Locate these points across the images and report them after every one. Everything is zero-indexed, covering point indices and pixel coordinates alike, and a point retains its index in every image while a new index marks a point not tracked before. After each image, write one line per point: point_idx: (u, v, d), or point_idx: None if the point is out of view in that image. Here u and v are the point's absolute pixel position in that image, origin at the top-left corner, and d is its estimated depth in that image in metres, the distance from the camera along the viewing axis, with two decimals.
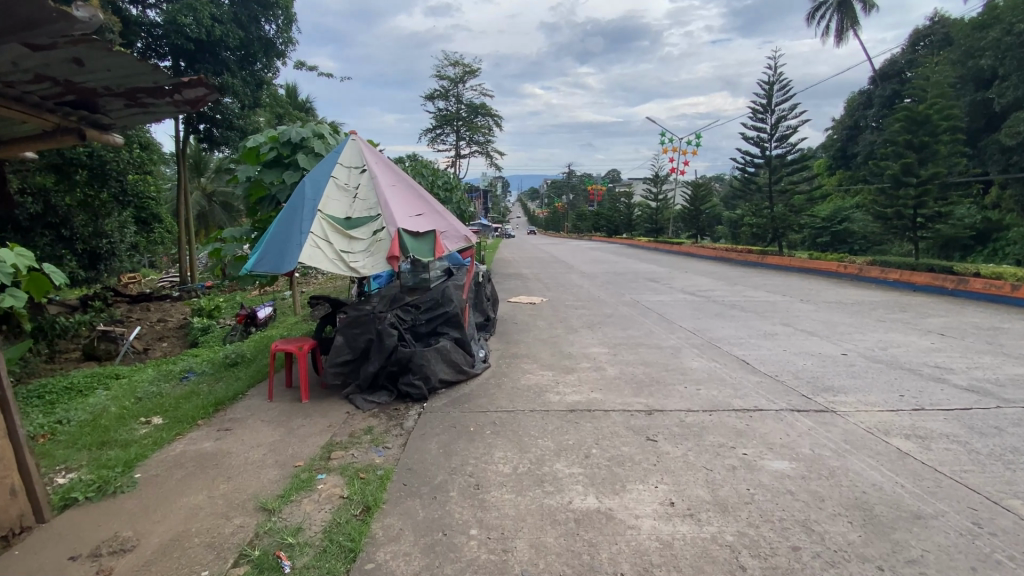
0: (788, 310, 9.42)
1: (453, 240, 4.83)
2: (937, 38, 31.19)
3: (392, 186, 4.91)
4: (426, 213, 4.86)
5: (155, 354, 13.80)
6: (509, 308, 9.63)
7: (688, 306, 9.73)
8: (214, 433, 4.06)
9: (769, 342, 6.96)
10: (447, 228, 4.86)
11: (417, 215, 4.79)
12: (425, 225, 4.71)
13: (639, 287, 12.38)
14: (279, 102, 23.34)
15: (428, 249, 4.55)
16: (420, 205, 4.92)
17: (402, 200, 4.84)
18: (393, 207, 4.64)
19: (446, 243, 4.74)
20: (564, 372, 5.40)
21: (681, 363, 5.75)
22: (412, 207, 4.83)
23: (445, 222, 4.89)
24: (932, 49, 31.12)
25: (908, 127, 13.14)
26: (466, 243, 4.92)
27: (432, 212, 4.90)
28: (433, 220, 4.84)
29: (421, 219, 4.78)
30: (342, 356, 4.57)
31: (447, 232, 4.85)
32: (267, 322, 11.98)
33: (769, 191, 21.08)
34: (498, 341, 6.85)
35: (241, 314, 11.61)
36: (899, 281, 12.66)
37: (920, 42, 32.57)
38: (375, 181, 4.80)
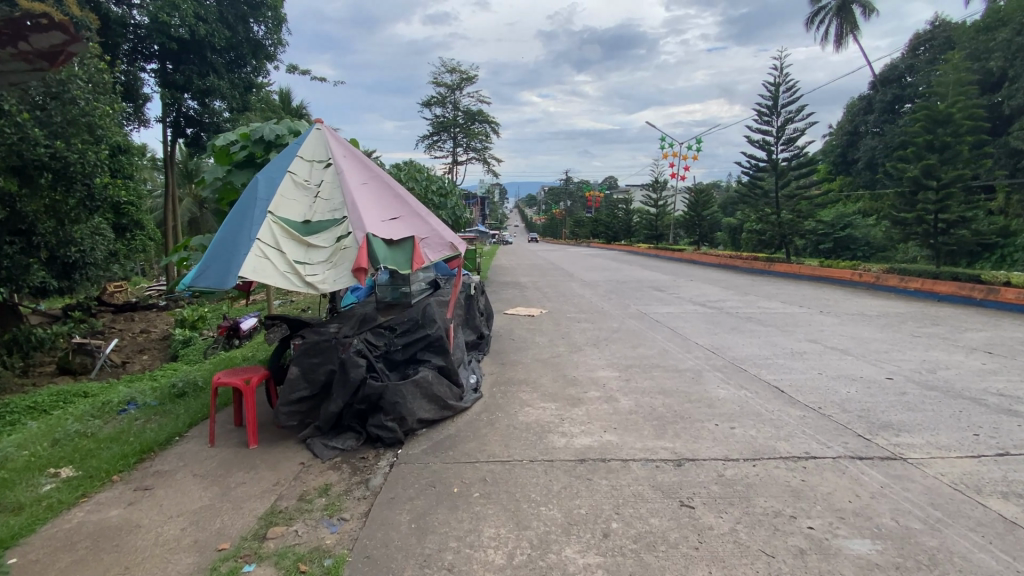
0: (810, 324, 8.60)
1: (436, 249, 3.97)
2: (939, 41, 30.68)
3: (364, 183, 4.07)
4: (403, 216, 4.01)
5: (134, 367, 12.75)
6: (505, 322, 8.79)
7: (701, 320, 8.91)
8: (129, 496, 3.20)
9: (800, 362, 6.13)
10: (429, 235, 4.00)
11: (393, 217, 3.94)
12: (402, 230, 3.86)
13: (645, 298, 11.58)
14: (272, 106, 22.60)
15: (404, 261, 3.69)
16: (398, 206, 4.06)
17: (375, 201, 3.99)
18: (361, 208, 3.79)
19: (427, 252, 3.88)
20: (569, 403, 4.55)
21: (706, 392, 4.92)
22: (387, 208, 3.99)
23: (428, 226, 4.04)
24: (935, 52, 30.61)
25: (927, 127, 12.54)
26: (453, 253, 4.06)
27: (411, 214, 4.04)
28: (411, 223, 3.99)
29: (397, 222, 3.93)
30: (299, 391, 3.72)
31: (430, 239, 3.99)
32: (250, 336, 11.10)
33: (775, 196, 20.38)
34: (493, 362, 6.01)
35: (224, 326, 10.72)
36: (921, 291, 11.88)
37: (921, 46, 32.02)
38: (342, 177, 3.97)
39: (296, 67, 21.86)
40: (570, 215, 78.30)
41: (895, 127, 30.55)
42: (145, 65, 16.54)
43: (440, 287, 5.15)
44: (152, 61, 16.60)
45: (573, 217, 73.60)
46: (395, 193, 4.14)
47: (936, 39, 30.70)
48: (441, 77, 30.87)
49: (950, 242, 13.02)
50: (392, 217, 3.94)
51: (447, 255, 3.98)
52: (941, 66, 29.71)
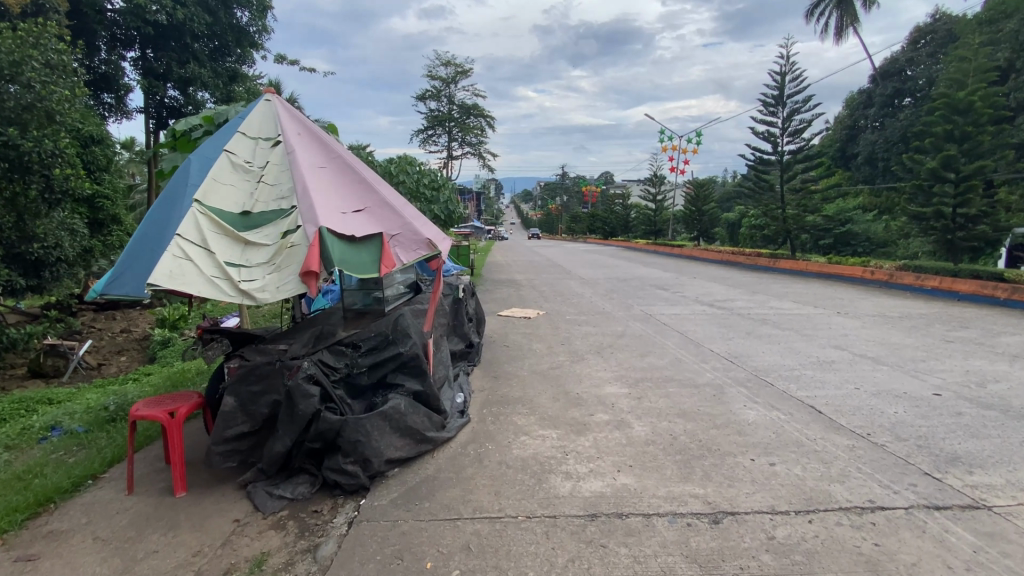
0: (830, 326, 7.91)
1: (412, 246, 3.15)
2: (941, 34, 30.00)
3: (323, 166, 3.32)
4: (369, 207, 3.23)
5: (110, 372, 11.81)
6: (500, 325, 8.04)
7: (711, 322, 8.20)
8: (3, 572, 2.44)
9: (831, 375, 5.42)
10: (403, 229, 3.19)
11: (358, 209, 3.16)
12: (364, 224, 3.08)
13: (648, 297, 10.89)
14: None
15: (369, 264, 2.93)
16: (365, 195, 3.28)
17: (336, 189, 3.23)
18: (314, 197, 3.03)
19: (398, 252, 3.08)
20: (573, 431, 3.81)
21: (734, 413, 4.20)
22: (350, 199, 3.22)
23: (401, 220, 3.23)
24: (935, 46, 30.00)
25: (945, 116, 11.85)
26: (434, 252, 3.24)
27: (381, 205, 3.25)
28: (379, 216, 3.20)
29: (363, 215, 3.16)
30: (236, 426, 2.97)
31: (404, 235, 3.18)
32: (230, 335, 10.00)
33: (780, 190, 19.69)
34: (484, 374, 5.27)
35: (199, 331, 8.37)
36: (938, 290, 11.23)
37: (922, 40, 31.33)
38: (295, 158, 3.21)
39: (285, 58, 21.00)
40: (566, 210, 77.58)
41: (897, 121, 29.92)
42: (126, 53, 15.60)
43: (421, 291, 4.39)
44: (132, 49, 15.64)
45: (569, 213, 72.92)
46: (363, 179, 3.36)
47: (936, 32, 30.03)
48: (435, 70, 29.98)
49: (967, 238, 12.37)
50: (357, 209, 3.17)
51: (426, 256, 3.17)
52: (943, 59, 29.10)
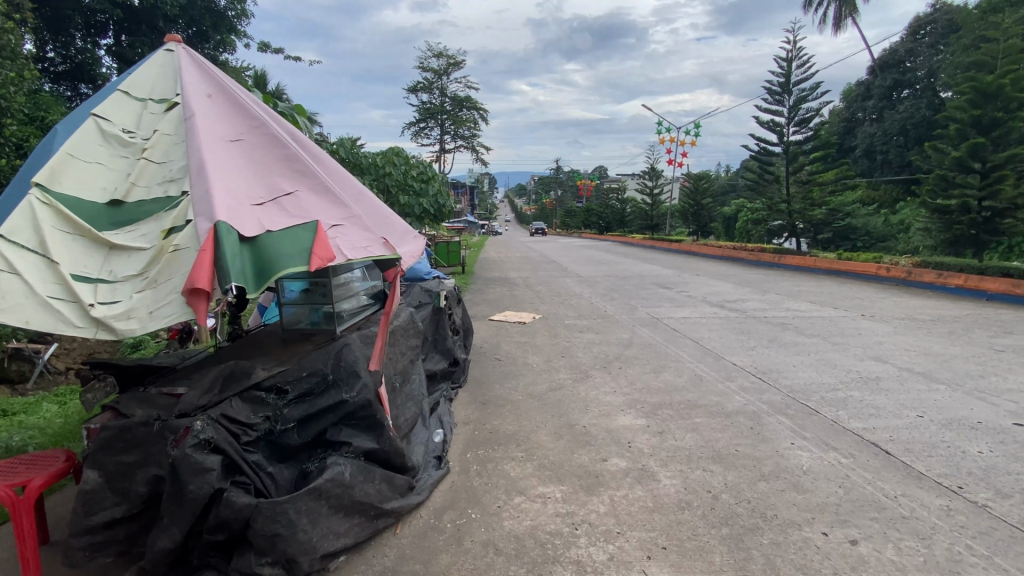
0: (859, 333, 7.07)
1: (362, 243, 2.35)
2: (943, 25, 29.20)
3: (240, 138, 2.45)
4: (303, 190, 2.39)
5: None
6: (490, 332, 7.13)
7: (725, 327, 7.34)
8: None
9: (883, 397, 4.58)
10: (348, 221, 2.38)
11: (287, 193, 2.32)
12: (294, 211, 2.23)
13: (652, 297, 10.01)
14: None
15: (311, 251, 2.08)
16: (296, 178, 2.44)
17: (256, 168, 2.37)
18: (220, 178, 2.16)
19: (341, 246, 2.25)
20: (582, 487, 2.93)
21: (785, 457, 3.32)
22: (276, 180, 2.37)
23: (346, 212, 2.42)
24: (935, 37, 29.10)
25: (973, 101, 11.11)
26: (392, 251, 2.44)
27: (318, 192, 2.42)
28: (315, 202, 2.36)
29: (293, 201, 2.31)
30: (106, 508, 2.07)
31: (350, 227, 2.38)
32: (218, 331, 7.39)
33: (785, 183, 18.81)
34: (472, 398, 4.37)
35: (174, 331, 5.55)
36: (963, 288, 10.45)
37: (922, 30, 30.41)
38: (197, 127, 2.33)
39: (268, 45, 19.77)
40: (559, 205, 76.63)
41: (895, 113, 29.22)
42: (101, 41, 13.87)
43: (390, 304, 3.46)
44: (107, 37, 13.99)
45: (563, 207, 71.96)
46: (296, 154, 2.52)
47: (936, 22, 29.05)
48: (426, 61, 28.85)
49: (990, 233, 11.59)
50: (286, 193, 2.33)
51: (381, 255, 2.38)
52: (944, 50, 28.33)
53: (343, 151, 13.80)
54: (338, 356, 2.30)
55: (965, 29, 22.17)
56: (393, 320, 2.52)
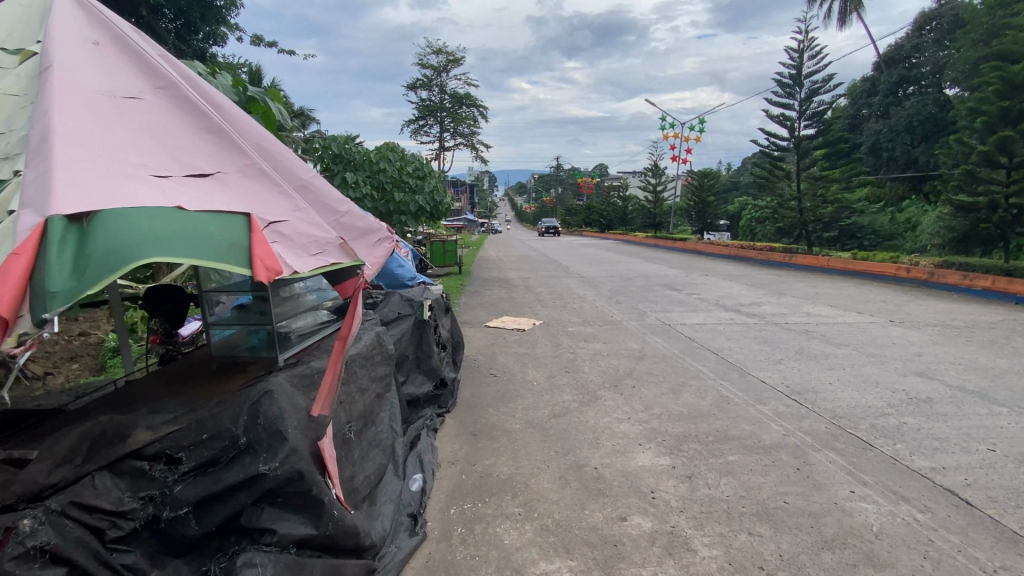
0: (893, 342, 6.37)
1: (311, 247, 1.77)
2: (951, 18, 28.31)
3: (140, 98, 1.84)
4: (227, 172, 1.79)
5: None
6: (487, 341, 6.44)
7: (744, 335, 6.66)
8: None
9: (943, 425, 3.90)
10: (292, 215, 1.81)
11: (204, 174, 1.73)
12: (205, 200, 1.60)
13: (661, 301, 9.32)
14: None
15: (224, 251, 1.53)
16: (216, 158, 1.82)
17: (163, 135, 1.77)
18: (98, 153, 1.55)
19: (281, 252, 1.65)
20: (598, 564, 2.25)
21: (848, 513, 2.67)
22: (191, 153, 1.77)
23: (286, 207, 1.82)
24: (942, 32, 28.19)
25: (999, 92, 10.38)
26: (350, 257, 1.88)
27: (247, 178, 1.82)
28: (244, 190, 1.77)
29: (212, 185, 1.72)
30: None
31: (297, 223, 1.80)
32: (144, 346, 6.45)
33: (796, 179, 18.08)
34: (462, 427, 3.70)
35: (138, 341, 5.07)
36: (991, 291, 9.75)
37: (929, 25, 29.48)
38: (72, 85, 1.71)
39: (262, 39, 19.11)
40: (560, 203, 75.84)
41: (901, 110, 28.48)
42: None
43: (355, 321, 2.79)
44: None
45: (562, 205, 71.34)
46: (221, 125, 1.94)
47: (942, 17, 28.16)
48: (424, 57, 28.11)
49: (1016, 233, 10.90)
50: (198, 176, 1.71)
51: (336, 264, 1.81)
52: (951, 44, 27.54)
53: (335, 147, 13.32)
54: (255, 412, 1.65)
55: (969, 22, 21.62)
56: (352, 344, 1.83)
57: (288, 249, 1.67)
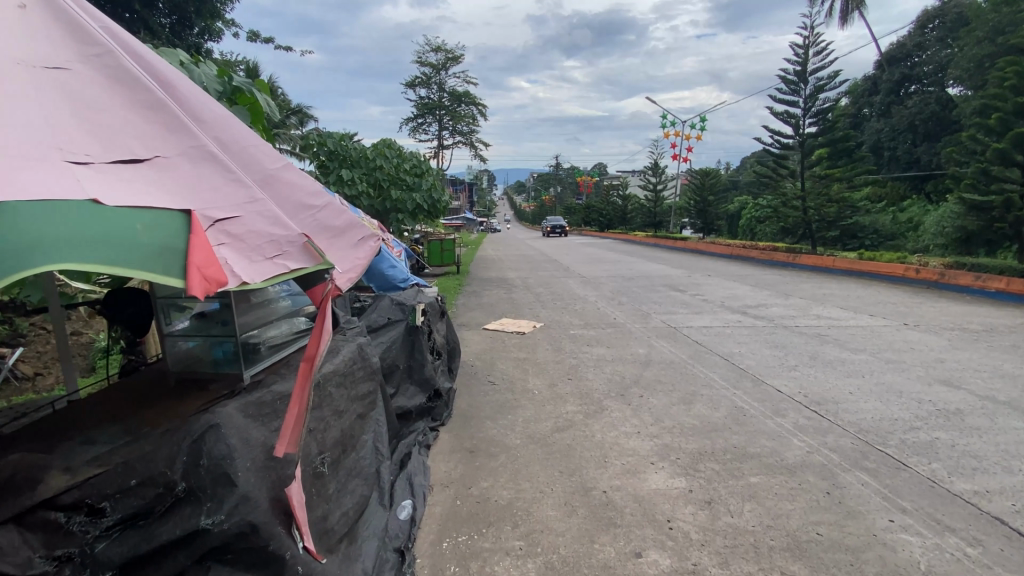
0: (912, 348, 6.07)
1: (266, 249, 1.48)
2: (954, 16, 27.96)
3: (72, 72, 1.60)
4: (167, 159, 1.54)
5: None
6: (485, 345, 6.14)
7: (754, 339, 6.36)
8: None
9: (979, 440, 3.61)
10: (244, 208, 1.53)
11: (138, 159, 1.49)
12: (127, 192, 1.36)
13: (666, 302, 9.01)
14: None
15: (152, 259, 1.26)
16: (156, 143, 1.58)
17: (92, 111, 1.53)
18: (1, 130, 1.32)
19: (227, 256, 1.38)
20: None
21: (891, 548, 2.38)
22: (124, 133, 1.54)
23: (236, 198, 1.55)
24: (945, 30, 27.84)
25: (1014, 88, 10.07)
26: (316, 261, 1.54)
27: (191, 166, 1.56)
28: (184, 179, 1.51)
29: (145, 173, 1.47)
30: None
31: (249, 218, 1.52)
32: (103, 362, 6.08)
33: (800, 177, 17.78)
34: (457, 443, 3.40)
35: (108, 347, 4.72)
36: (1005, 293, 9.46)
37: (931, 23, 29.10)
38: None
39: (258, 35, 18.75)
40: (559, 202, 75.50)
41: (903, 108, 28.19)
42: None
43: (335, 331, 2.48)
44: None
45: (561, 204, 70.99)
46: (167, 103, 1.70)
47: (946, 14, 27.77)
48: (423, 55, 27.78)
49: None
50: (128, 162, 1.46)
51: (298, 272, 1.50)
52: (954, 42, 27.23)
53: (330, 143, 13.01)
54: (197, 453, 1.44)
55: (973, 20, 21.34)
56: (322, 365, 1.44)
57: (233, 251, 1.40)
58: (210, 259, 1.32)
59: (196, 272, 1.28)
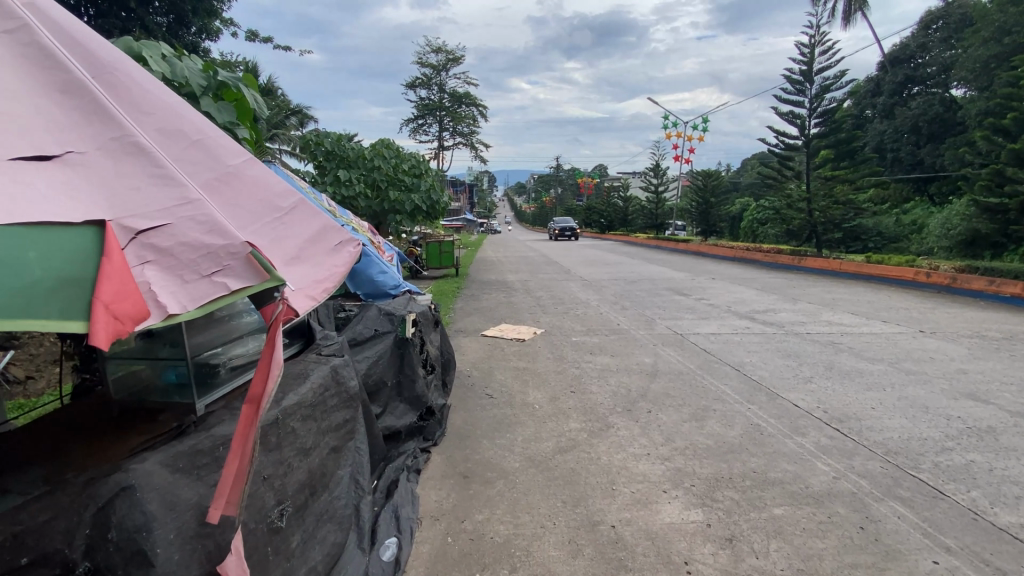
0: (931, 357, 5.79)
1: (203, 264, 1.21)
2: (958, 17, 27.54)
3: None
4: (81, 156, 1.29)
5: None
6: (484, 352, 5.86)
7: (765, 348, 6.08)
8: None
9: (1016, 463, 3.34)
10: (176, 214, 1.27)
11: (44, 154, 1.23)
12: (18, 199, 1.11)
13: (670, 307, 8.74)
14: None
15: (48, 296, 1.03)
16: (70, 135, 1.32)
17: None
18: None
19: (149, 281, 1.14)
20: None
21: None
22: (28, 121, 1.27)
23: (164, 201, 1.29)
24: (950, 31, 27.49)
25: None
26: (260, 279, 1.21)
27: (112, 163, 1.31)
28: (100, 180, 1.26)
29: (50, 171, 1.21)
30: None
31: (181, 226, 1.25)
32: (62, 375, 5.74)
33: (805, 178, 17.47)
34: (450, 466, 3.11)
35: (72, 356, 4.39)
36: (1019, 298, 9.19)
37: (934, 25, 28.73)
38: None
39: (257, 34, 18.50)
40: (559, 203, 75.47)
41: (906, 110, 27.90)
42: None
43: (309, 349, 2.20)
44: None
45: (561, 205, 70.72)
46: (92, 90, 1.44)
47: (949, 16, 27.36)
48: (424, 55, 27.56)
49: None
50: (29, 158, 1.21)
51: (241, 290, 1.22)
52: (959, 44, 26.95)
53: (328, 143, 12.83)
54: (105, 524, 1.26)
55: (978, 20, 21.02)
56: (267, 409, 1.15)
57: (158, 272, 1.16)
58: (124, 291, 1.09)
59: (101, 309, 1.05)
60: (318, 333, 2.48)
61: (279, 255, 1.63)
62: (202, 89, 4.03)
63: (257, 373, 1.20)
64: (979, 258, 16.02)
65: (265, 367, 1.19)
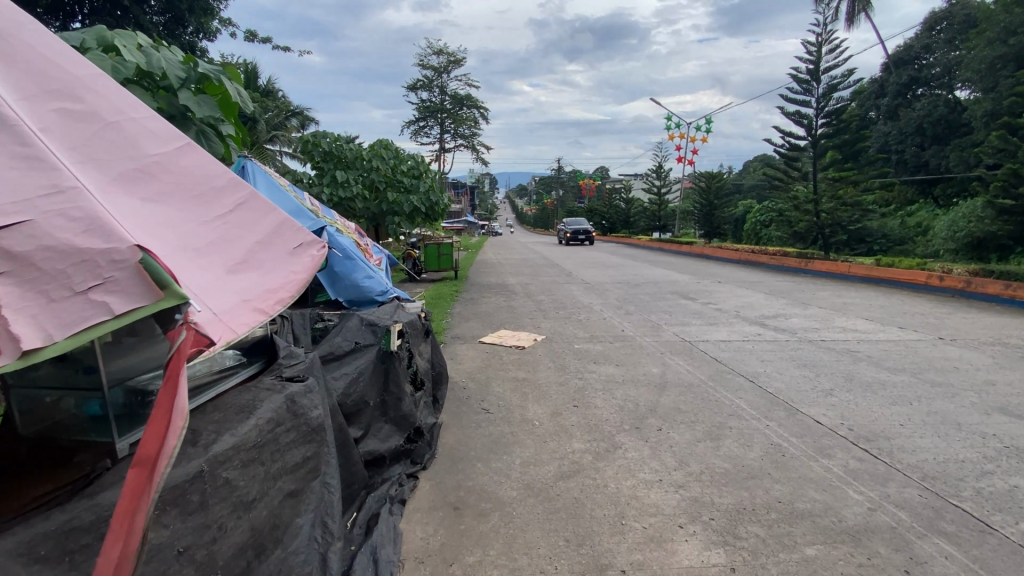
0: (956, 367, 5.45)
1: (75, 276, 1.00)
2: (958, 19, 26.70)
3: None
4: None
5: None
6: (481, 361, 5.55)
7: (779, 357, 5.75)
8: None
9: None
10: (49, 215, 1.06)
11: None
12: None
13: (677, 312, 8.40)
14: None
15: None
16: None
17: None
18: None
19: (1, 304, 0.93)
20: None
21: None
22: None
23: (38, 202, 1.08)
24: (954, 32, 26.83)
25: None
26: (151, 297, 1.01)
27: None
28: None
29: None
30: None
31: (51, 229, 1.04)
32: None
33: (812, 180, 17.10)
34: (438, 494, 2.79)
35: None
36: None
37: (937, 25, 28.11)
38: None
39: (255, 35, 18.25)
40: (561, 205, 75.14)
41: (911, 111, 27.49)
42: None
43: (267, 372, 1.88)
44: None
45: (563, 207, 70.38)
46: None
47: (953, 17, 26.70)
48: (424, 56, 27.31)
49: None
50: None
51: (132, 314, 1.00)
52: (962, 45, 26.23)
53: (326, 144, 12.71)
54: None
55: (983, 22, 20.41)
56: (162, 476, 0.90)
57: (14, 290, 0.95)
58: None
59: None
60: (283, 350, 2.15)
61: (214, 261, 1.41)
62: (178, 82, 3.56)
63: (152, 424, 0.94)
64: (990, 261, 15.65)
65: (161, 418, 0.95)
